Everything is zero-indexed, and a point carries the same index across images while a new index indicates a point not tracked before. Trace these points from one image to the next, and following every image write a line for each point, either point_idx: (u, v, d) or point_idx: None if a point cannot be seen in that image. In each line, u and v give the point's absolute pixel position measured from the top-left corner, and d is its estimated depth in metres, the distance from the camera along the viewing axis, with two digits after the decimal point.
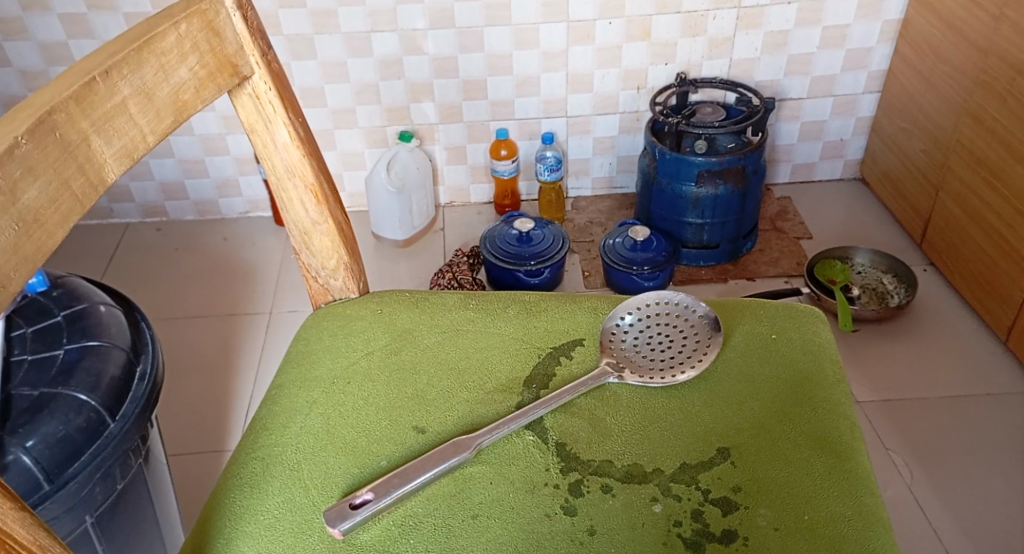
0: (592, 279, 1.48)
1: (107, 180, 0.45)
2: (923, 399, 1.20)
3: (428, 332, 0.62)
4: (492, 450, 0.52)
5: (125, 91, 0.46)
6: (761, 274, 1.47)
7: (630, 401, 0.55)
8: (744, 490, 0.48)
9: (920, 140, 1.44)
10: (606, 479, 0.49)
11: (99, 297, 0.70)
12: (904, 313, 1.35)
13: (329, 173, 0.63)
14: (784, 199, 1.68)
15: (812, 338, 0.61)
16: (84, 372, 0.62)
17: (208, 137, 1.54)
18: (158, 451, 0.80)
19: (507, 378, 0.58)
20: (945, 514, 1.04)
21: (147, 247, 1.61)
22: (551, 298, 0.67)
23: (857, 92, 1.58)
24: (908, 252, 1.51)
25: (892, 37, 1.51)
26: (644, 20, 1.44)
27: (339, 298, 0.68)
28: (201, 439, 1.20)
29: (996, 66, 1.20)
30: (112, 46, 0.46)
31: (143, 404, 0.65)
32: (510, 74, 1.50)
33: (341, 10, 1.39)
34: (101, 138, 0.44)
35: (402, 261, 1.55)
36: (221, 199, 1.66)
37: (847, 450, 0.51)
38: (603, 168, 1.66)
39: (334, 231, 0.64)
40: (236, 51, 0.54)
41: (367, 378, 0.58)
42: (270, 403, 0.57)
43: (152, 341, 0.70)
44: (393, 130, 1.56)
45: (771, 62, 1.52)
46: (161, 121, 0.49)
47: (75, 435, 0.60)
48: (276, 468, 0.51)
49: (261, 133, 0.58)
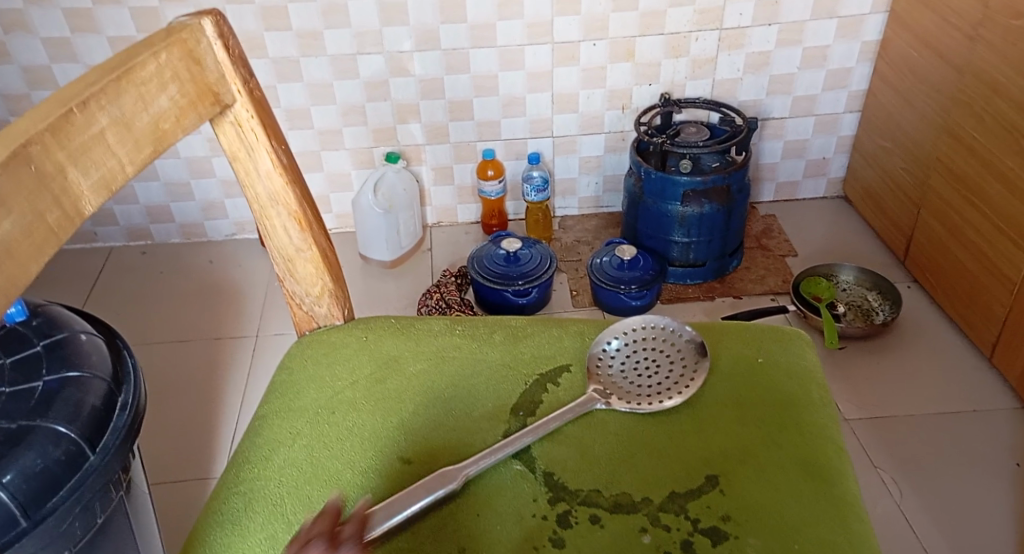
0: (580, 298, 1.48)
1: (84, 213, 0.44)
2: (909, 415, 1.20)
3: (413, 360, 0.62)
4: (478, 481, 0.51)
5: (103, 121, 0.45)
6: (747, 291, 1.47)
7: (617, 428, 0.55)
8: (733, 519, 0.48)
9: (901, 158, 1.46)
10: (594, 510, 0.49)
11: (80, 326, 0.69)
12: (889, 330, 1.36)
13: (312, 200, 0.62)
14: (768, 216, 1.69)
15: (798, 361, 0.61)
16: (64, 403, 0.61)
17: (193, 160, 1.54)
18: (139, 480, 0.78)
19: (493, 405, 0.57)
20: (933, 531, 1.04)
21: (131, 271, 1.59)
22: (538, 322, 0.66)
23: (838, 111, 1.60)
24: (891, 269, 1.52)
25: (871, 57, 1.53)
26: (628, 41, 1.45)
27: (323, 326, 0.67)
28: (184, 466, 1.18)
29: (974, 85, 1.22)
30: (91, 76, 0.45)
31: (123, 434, 0.63)
32: (496, 93, 1.50)
33: (326, 32, 1.40)
34: (78, 170, 0.44)
35: (389, 281, 1.54)
36: (207, 221, 1.65)
37: (836, 476, 0.51)
38: (590, 187, 1.67)
39: (318, 257, 0.63)
40: (217, 79, 0.54)
41: (352, 407, 0.57)
42: (253, 434, 0.56)
43: (134, 370, 0.69)
44: (380, 150, 1.56)
45: (754, 82, 1.54)
46: (140, 151, 0.49)
47: (53, 468, 0.58)
48: (258, 503, 0.50)
49: (243, 161, 0.58)
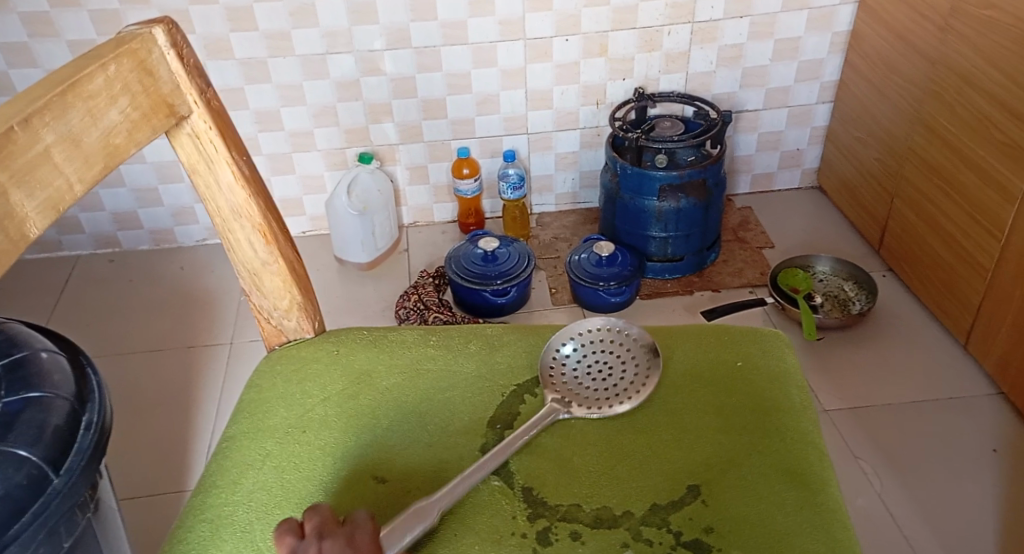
0: (559, 295, 1.46)
1: (30, 236, 0.42)
2: (888, 405, 1.21)
3: (387, 374, 0.60)
4: (456, 499, 0.50)
5: (48, 138, 0.43)
6: (726, 284, 1.47)
7: (597, 439, 0.54)
8: (716, 531, 0.47)
9: (875, 148, 1.47)
10: (575, 526, 0.48)
11: (41, 344, 0.66)
12: (866, 320, 1.37)
13: (278, 211, 0.60)
14: (745, 209, 1.69)
15: (778, 364, 0.60)
16: (25, 424, 0.58)
17: (160, 165, 1.50)
18: (107, 500, 0.75)
19: (469, 419, 0.56)
20: (914, 520, 1.05)
21: (99, 280, 1.55)
22: (514, 329, 0.65)
23: (812, 103, 1.61)
24: (867, 259, 1.53)
25: (843, 49, 1.53)
26: (601, 36, 1.44)
27: (293, 339, 0.65)
28: (159, 479, 1.15)
29: (945, 76, 1.23)
30: (34, 91, 0.43)
31: (89, 455, 0.61)
32: (470, 92, 1.48)
33: (294, 32, 1.37)
34: (23, 191, 0.41)
35: (366, 284, 1.52)
36: (177, 227, 1.61)
37: (819, 482, 0.50)
38: (566, 183, 1.66)
39: (285, 270, 0.61)
40: (171, 90, 0.51)
41: (324, 425, 0.56)
42: (221, 457, 0.54)
43: (99, 388, 0.66)
44: (353, 151, 1.54)
45: (727, 75, 1.53)
46: (90, 169, 0.46)
47: (15, 493, 0.55)
48: (227, 530, 0.49)
49: (203, 173, 0.56)
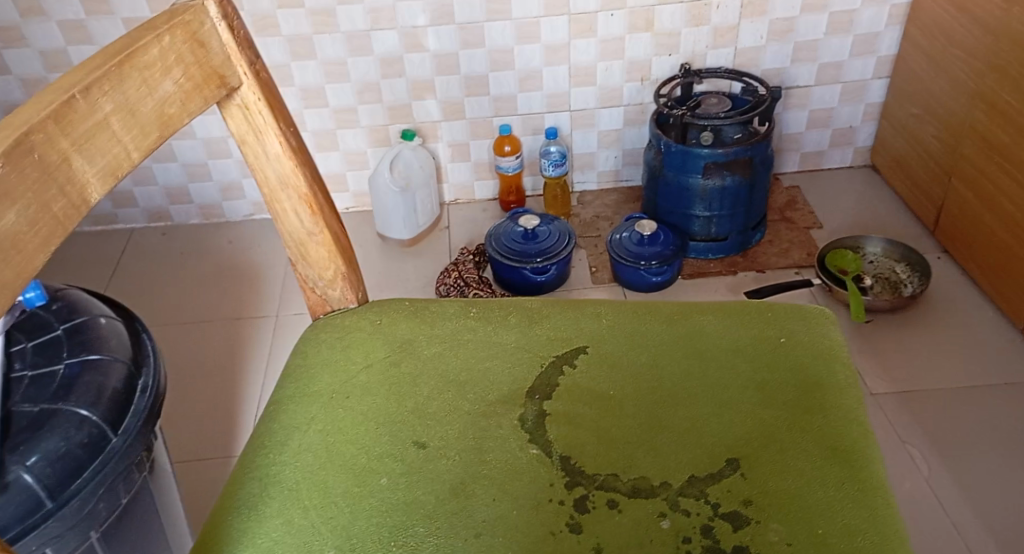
0: (600, 274, 1.46)
1: (90, 201, 0.44)
2: (938, 390, 1.18)
3: (428, 343, 0.61)
4: (495, 466, 0.51)
5: (106, 107, 0.45)
6: (771, 265, 1.44)
7: (634, 411, 0.54)
8: (755, 504, 0.47)
9: (932, 125, 1.41)
10: (612, 495, 0.48)
11: (101, 309, 0.69)
12: (918, 303, 1.33)
13: (323, 182, 0.62)
14: (793, 188, 1.65)
15: (823, 341, 0.59)
16: (85, 386, 0.61)
17: (210, 140, 1.54)
18: (162, 459, 0.79)
19: (509, 389, 0.57)
20: (963, 507, 1.02)
21: (152, 253, 1.61)
22: (554, 302, 0.65)
23: (866, 78, 1.55)
24: (921, 240, 1.48)
25: (901, 21, 1.47)
26: (647, 11, 1.42)
27: (337, 309, 0.66)
28: (208, 445, 1.20)
29: (1009, 48, 1.17)
30: (93, 62, 0.45)
31: (145, 417, 0.63)
32: (512, 68, 1.48)
33: (339, 9, 1.38)
34: (83, 158, 0.43)
35: (408, 260, 1.54)
36: (225, 202, 1.65)
37: (862, 460, 0.50)
38: (609, 161, 1.64)
39: (330, 241, 0.62)
40: (222, 61, 0.53)
41: (367, 391, 0.57)
42: (268, 419, 0.56)
43: (155, 352, 0.69)
44: (396, 128, 1.55)
45: (777, 50, 1.49)
46: (146, 138, 0.48)
47: (76, 452, 0.58)
48: (275, 488, 0.50)
49: (252, 144, 0.57)
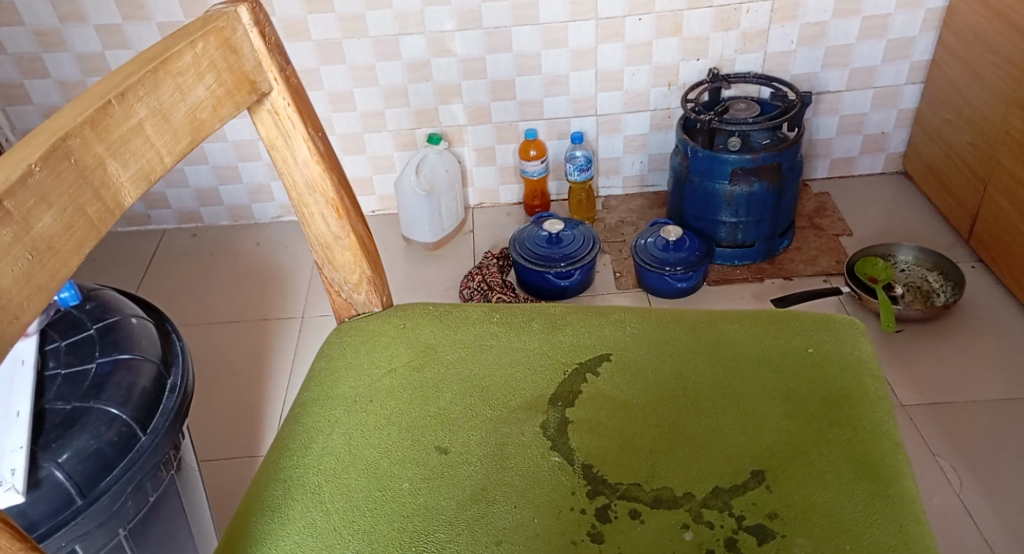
0: (624, 279, 1.45)
1: (124, 205, 0.45)
2: (971, 402, 1.15)
3: (451, 348, 0.61)
4: (516, 473, 0.51)
5: (141, 113, 0.45)
6: (798, 273, 1.42)
7: (658, 421, 0.53)
8: (781, 518, 0.46)
9: (967, 132, 1.38)
10: (634, 505, 0.48)
11: (131, 310, 0.70)
12: (950, 313, 1.30)
13: (350, 187, 0.62)
14: (822, 194, 1.62)
15: (852, 352, 0.58)
16: (115, 385, 0.62)
17: (240, 143, 1.56)
18: (189, 458, 0.80)
19: (531, 395, 0.56)
20: (996, 523, 0.99)
21: (182, 254, 1.63)
22: (578, 308, 0.65)
23: (899, 83, 1.52)
24: (954, 249, 1.45)
25: (936, 26, 1.45)
26: (675, 15, 1.41)
27: (362, 313, 0.67)
28: (233, 444, 1.21)
29: None
30: (129, 68, 0.45)
31: (173, 416, 0.64)
32: (539, 73, 1.48)
33: (368, 14, 1.39)
34: (118, 162, 0.44)
35: (432, 263, 1.54)
36: (254, 204, 1.68)
37: (892, 474, 0.49)
38: (635, 166, 1.63)
39: (355, 245, 0.63)
40: (254, 67, 0.53)
41: (390, 395, 0.57)
42: (293, 422, 0.57)
43: (183, 352, 0.70)
44: (422, 132, 1.56)
45: (808, 55, 1.47)
46: (179, 142, 0.49)
47: (106, 449, 0.59)
48: (298, 491, 0.51)
49: (281, 149, 0.58)
